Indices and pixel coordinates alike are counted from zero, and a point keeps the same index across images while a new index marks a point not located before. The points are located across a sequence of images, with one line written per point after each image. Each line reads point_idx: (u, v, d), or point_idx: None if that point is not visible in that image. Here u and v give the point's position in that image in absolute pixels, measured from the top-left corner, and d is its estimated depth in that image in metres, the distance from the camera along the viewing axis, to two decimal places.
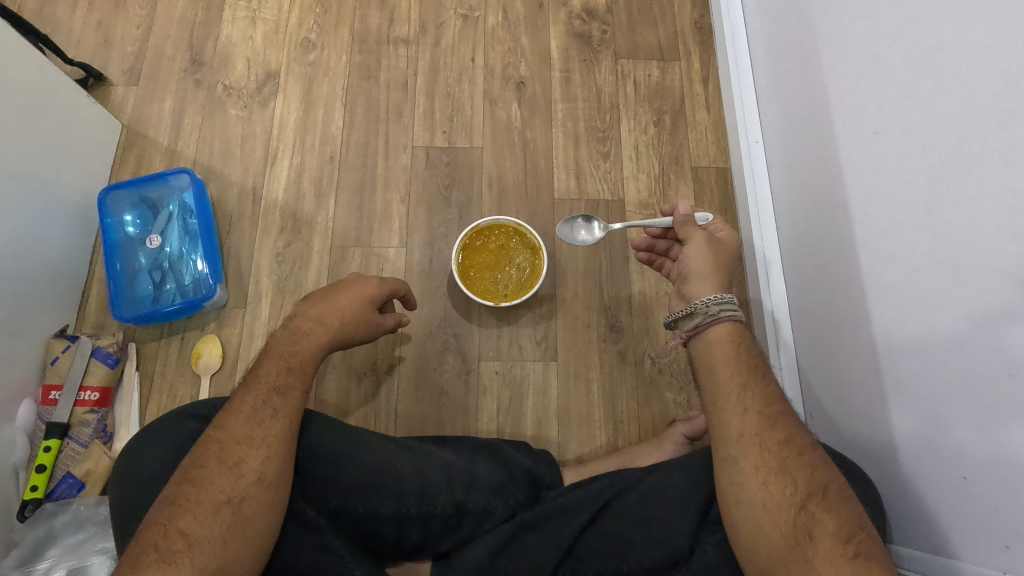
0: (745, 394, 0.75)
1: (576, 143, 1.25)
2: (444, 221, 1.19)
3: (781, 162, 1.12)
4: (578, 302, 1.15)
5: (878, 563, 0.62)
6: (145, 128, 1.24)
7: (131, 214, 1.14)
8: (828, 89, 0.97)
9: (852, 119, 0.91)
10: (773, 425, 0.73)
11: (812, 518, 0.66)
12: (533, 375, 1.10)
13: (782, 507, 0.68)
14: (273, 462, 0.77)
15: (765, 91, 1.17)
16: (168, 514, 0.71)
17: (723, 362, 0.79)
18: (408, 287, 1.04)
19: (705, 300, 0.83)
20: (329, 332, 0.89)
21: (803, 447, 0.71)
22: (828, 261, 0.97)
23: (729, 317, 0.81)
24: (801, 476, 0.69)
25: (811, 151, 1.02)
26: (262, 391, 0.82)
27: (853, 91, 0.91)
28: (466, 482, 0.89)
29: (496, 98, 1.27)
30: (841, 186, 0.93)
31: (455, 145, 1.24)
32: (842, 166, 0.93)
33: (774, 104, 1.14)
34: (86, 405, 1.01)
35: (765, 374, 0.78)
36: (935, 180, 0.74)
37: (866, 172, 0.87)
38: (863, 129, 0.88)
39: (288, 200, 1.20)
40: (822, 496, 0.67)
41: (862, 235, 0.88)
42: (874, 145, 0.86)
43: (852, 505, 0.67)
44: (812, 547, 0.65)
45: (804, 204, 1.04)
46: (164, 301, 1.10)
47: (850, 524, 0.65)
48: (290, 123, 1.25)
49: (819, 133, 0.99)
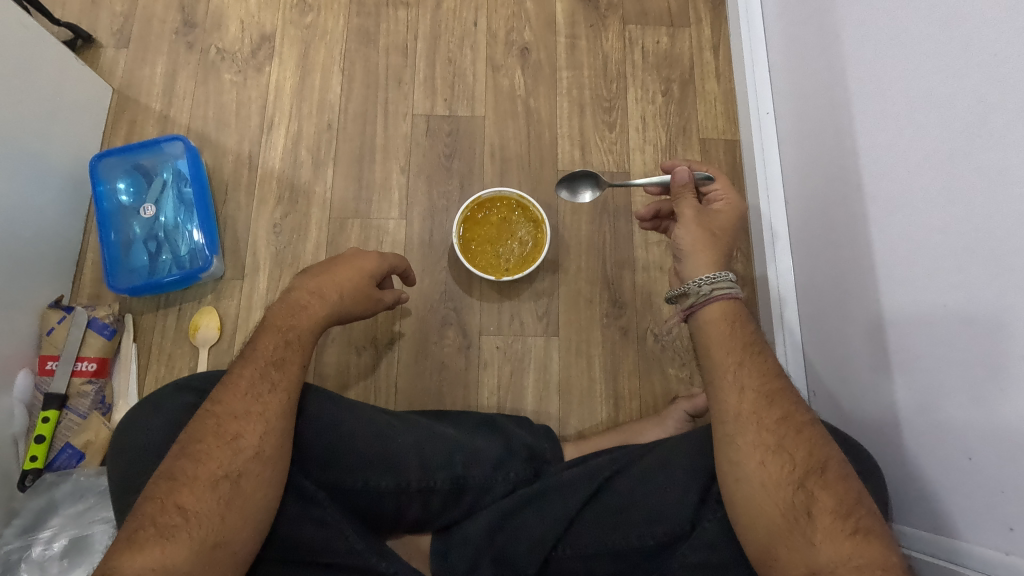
0: (741, 372, 0.74)
1: (581, 112, 1.22)
2: (445, 193, 1.16)
3: (793, 134, 1.08)
4: (581, 276, 1.13)
5: (877, 537, 0.64)
6: (136, 93, 1.20)
7: (124, 182, 1.11)
8: (845, 57, 0.93)
9: (869, 89, 0.87)
10: (771, 403, 0.72)
11: (812, 495, 0.67)
12: (535, 349, 1.10)
13: (781, 484, 0.68)
14: (271, 438, 0.77)
15: (778, 60, 1.13)
16: (165, 489, 0.72)
17: (719, 342, 0.77)
18: (407, 262, 1.02)
19: (697, 281, 0.80)
20: (328, 305, 0.88)
21: (802, 425, 0.71)
22: (838, 237, 0.95)
23: (724, 296, 0.79)
24: (800, 454, 0.69)
25: (824, 122, 0.98)
26: (259, 366, 0.81)
27: (872, 60, 0.87)
28: (467, 457, 0.89)
29: (499, 64, 1.23)
30: (855, 161, 0.90)
31: (456, 113, 1.20)
32: (858, 139, 0.90)
33: (788, 73, 1.10)
34: (83, 376, 1.00)
35: (761, 350, 0.77)
36: (955, 154, 0.72)
37: (882, 146, 0.84)
38: (881, 100, 0.85)
39: (285, 169, 1.17)
40: (821, 474, 0.68)
41: (875, 211, 0.85)
42: (891, 117, 0.82)
43: (850, 481, 0.68)
44: (812, 524, 0.65)
45: (815, 178, 1.01)
46: (161, 272, 1.09)
47: (849, 500, 0.66)
48: (286, 89, 1.21)
49: (834, 104, 0.95)
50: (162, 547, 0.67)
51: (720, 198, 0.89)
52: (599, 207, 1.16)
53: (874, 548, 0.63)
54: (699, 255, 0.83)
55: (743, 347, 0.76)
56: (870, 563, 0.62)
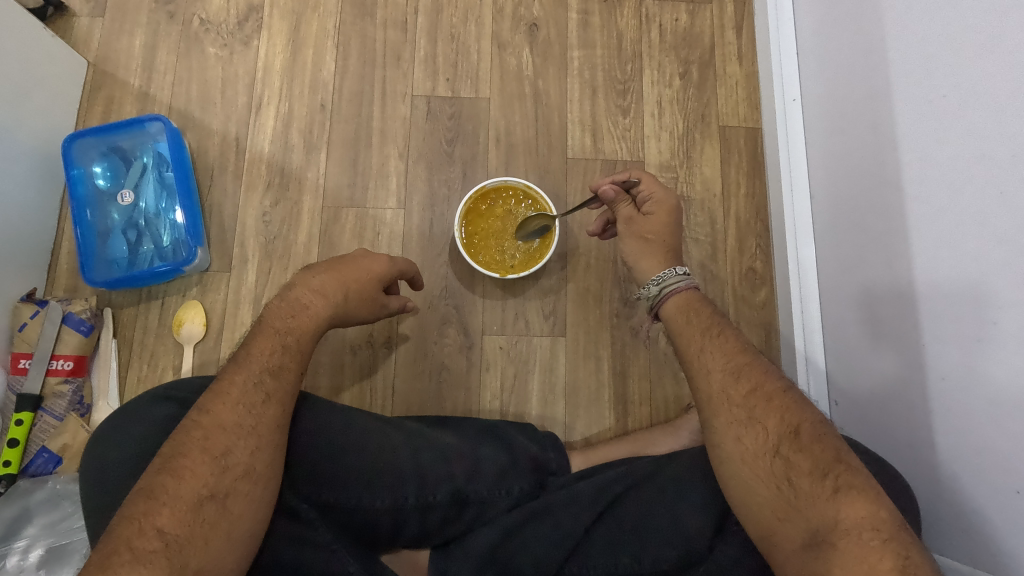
0: (704, 355, 0.72)
1: (592, 95, 1.13)
2: (447, 181, 1.09)
3: (822, 126, 1.00)
4: (590, 273, 1.06)
5: (862, 495, 0.58)
6: (113, 67, 1.11)
7: (101, 165, 1.03)
8: (887, 41, 0.85)
9: (914, 79, 0.79)
10: (736, 378, 0.69)
11: (789, 462, 0.63)
12: (540, 351, 1.04)
13: (758, 456, 0.64)
14: (264, 454, 0.71)
15: (808, 41, 1.05)
16: (144, 510, 0.65)
17: (681, 331, 0.77)
18: (416, 267, 0.95)
19: (645, 286, 0.82)
20: (331, 306, 0.81)
21: (772, 393, 0.66)
22: (871, 239, 0.88)
23: (673, 292, 0.79)
24: (771, 422, 0.65)
25: (859, 113, 0.91)
26: (253, 372, 0.75)
27: (919, 46, 0.79)
28: (468, 471, 0.83)
29: (505, 41, 1.14)
30: (893, 159, 0.83)
31: (459, 94, 1.12)
32: (898, 134, 0.82)
33: (819, 58, 1.01)
34: (59, 375, 0.94)
35: (721, 330, 0.74)
36: (1016, 157, 0.64)
37: (927, 144, 0.77)
38: (928, 93, 0.77)
39: (274, 153, 1.09)
40: (795, 438, 0.63)
41: (916, 214, 0.79)
42: (941, 111, 0.75)
43: (828, 439, 0.63)
44: (794, 493, 0.61)
45: (846, 174, 0.94)
46: (141, 264, 1.02)
47: (826, 458, 0.61)
48: (276, 65, 1.12)
49: (872, 93, 0.88)
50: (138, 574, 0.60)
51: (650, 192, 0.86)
52: None
53: (860, 507, 0.58)
54: (647, 258, 0.84)
55: (704, 333, 0.74)
56: (858, 526, 0.57)
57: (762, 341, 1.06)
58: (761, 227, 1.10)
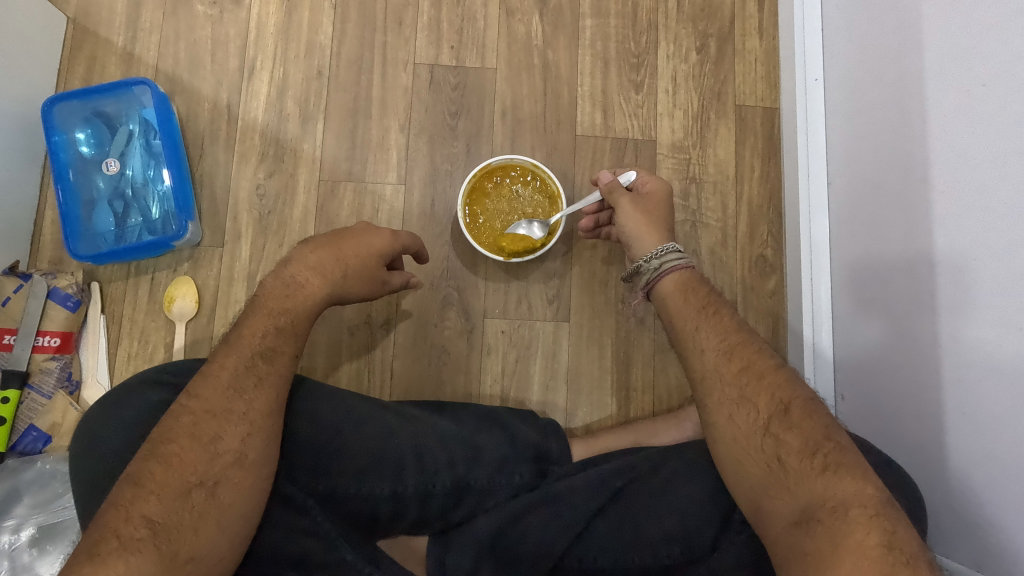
0: (699, 334, 0.68)
1: (605, 69, 1.08)
2: (450, 156, 1.04)
3: (845, 110, 0.96)
4: (595, 257, 1.03)
5: (850, 472, 0.57)
6: (95, 23, 1.04)
7: (84, 131, 0.98)
8: (923, 23, 0.79)
9: (950, 66, 0.75)
10: (730, 356, 0.66)
11: (779, 440, 0.60)
12: (543, 336, 1.01)
13: (749, 435, 0.62)
14: (256, 441, 0.67)
15: (835, 18, 0.99)
16: (131, 497, 0.62)
17: (676, 311, 0.72)
18: (422, 242, 0.91)
19: (647, 256, 0.77)
20: (330, 284, 0.77)
21: (765, 370, 0.64)
22: (892, 232, 0.85)
23: (672, 269, 0.75)
24: (763, 400, 0.62)
25: (887, 98, 0.86)
26: (245, 355, 0.71)
27: (959, 28, 0.74)
28: (469, 459, 0.81)
29: (514, 7, 1.08)
30: (921, 150, 0.79)
31: (464, 64, 1.06)
32: (928, 125, 0.78)
33: (847, 37, 0.96)
34: (46, 352, 0.91)
35: (717, 309, 0.70)
36: None
37: (959, 138, 0.73)
38: (964, 82, 0.73)
39: (268, 122, 1.04)
40: (786, 416, 0.61)
41: (942, 211, 0.75)
42: (978, 103, 0.71)
43: (819, 416, 0.61)
44: (784, 471, 0.59)
45: (868, 162, 0.90)
46: (129, 237, 0.97)
47: (816, 436, 0.59)
48: (269, 27, 1.05)
49: (903, 79, 0.83)
50: (126, 562, 0.57)
51: (647, 180, 0.86)
52: None
53: (847, 483, 0.57)
54: (646, 238, 0.80)
55: (700, 312, 0.70)
56: (847, 503, 0.56)
57: (770, 330, 1.04)
58: (774, 213, 1.07)
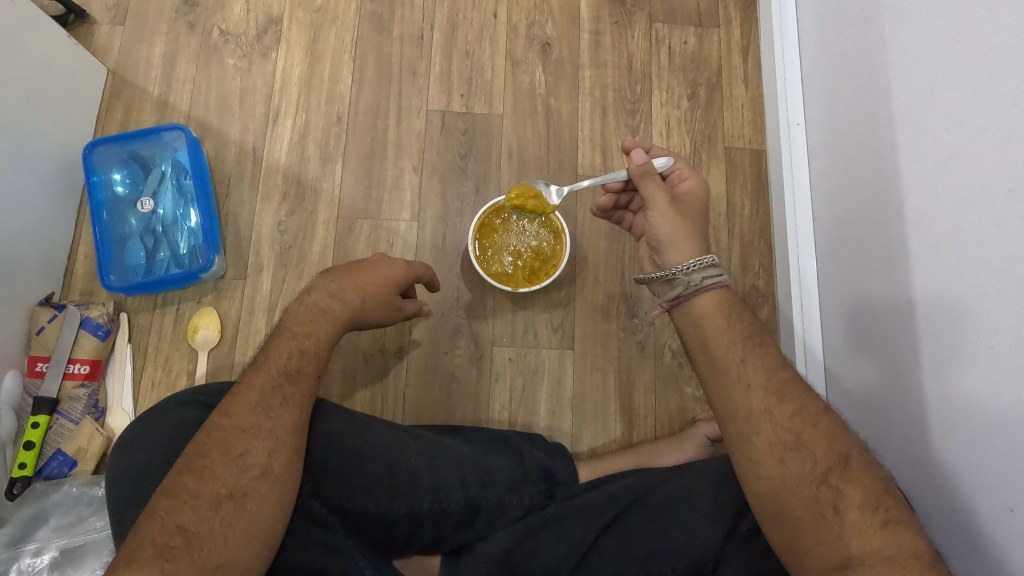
0: (744, 368, 0.66)
1: (603, 114, 1.16)
2: (460, 195, 1.11)
3: (826, 153, 1.04)
4: (597, 288, 1.09)
5: (907, 527, 0.57)
6: (132, 75, 1.13)
7: (120, 172, 1.05)
8: (891, 72, 0.87)
9: (917, 111, 0.82)
10: (782, 399, 0.64)
11: (837, 490, 0.59)
12: (548, 363, 1.06)
13: (803, 482, 0.60)
14: (281, 456, 0.71)
15: (813, 67, 1.08)
16: (166, 507, 0.66)
17: (716, 336, 0.68)
18: (434, 272, 0.97)
19: (685, 267, 0.71)
20: (350, 310, 0.82)
21: (818, 416, 0.63)
22: (873, 261, 0.91)
23: (714, 284, 0.70)
24: (820, 449, 0.61)
25: (863, 139, 0.94)
26: (272, 376, 0.76)
27: (919, 79, 0.82)
28: (481, 478, 0.85)
29: (519, 60, 1.17)
30: (894, 186, 0.86)
31: (473, 110, 1.15)
32: (899, 163, 0.85)
33: (825, 84, 1.05)
34: (75, 379, 0.96)
35: (762, 341, 0.68)
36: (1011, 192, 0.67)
37: (926, 175, 0.80)
38: (928, 125, 0.80)
39: (290, 163, 1.11)
40: (844, 466, 0.60)
41: (916, 241, 0.82)
42: (940, 144, 0.78)
43: (874, 467, 0.61)
44: (840, 522, 0.58)
45: (849, 197, 0.98)
46: (158, 270, 1.03)
47: (875, 489, 0.59)
48: (294, 77, 1.14)
49: (875, 122, 0.91)
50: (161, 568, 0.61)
51: (686, 175, 0.82)
52: None
53: (905, 538, 0.56)
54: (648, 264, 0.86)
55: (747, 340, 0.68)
56: (903, 556, 0.55)
57: None
58: (764, 247, 1.14)
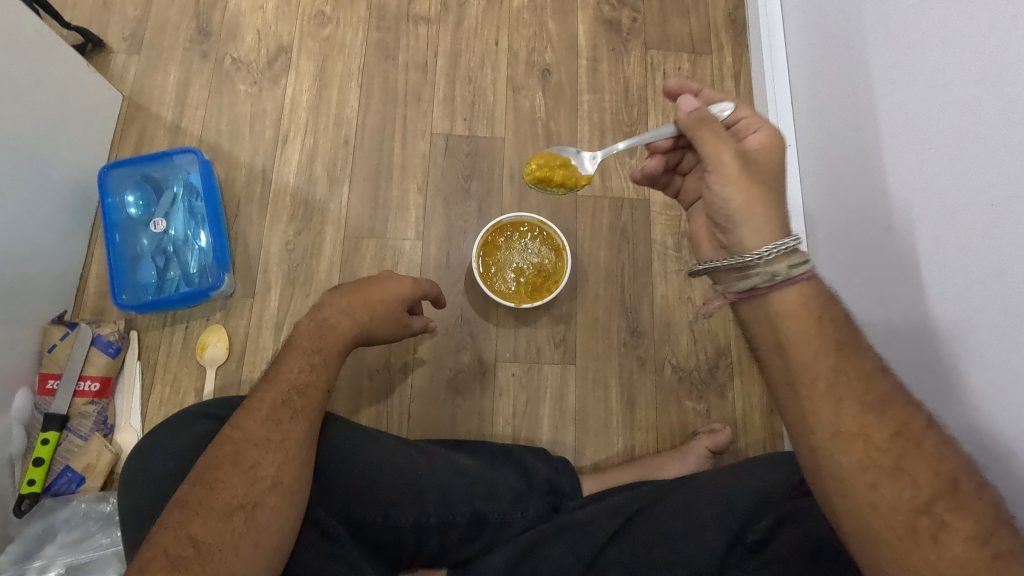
0: (835, 378, 0.55)
1: (601, 136, 1.20)
2: (463, 215, 1.14)
3: (816, 162, 1.08)
4: (598, 304, 1.12)
5: None
6: (146, 101, 1.17)
7: (134, 194, 1.08)
8: (874, 90, 0.91)
9: (898, 125, 0.85)
10: (879, 414, 0.53)
11: (942, 523, 0.49)
12: (551, 378, 1.08)
13: (897, 510, 0.51)
14: (291, 468, 0.73)
15: (803, 88, 1.12)
16: (178, 519, 0.67)
17: (802, 337, 0.57)
18: (440, 288, 1.00)
19: (768, 254, 0.58)
20: (358, 325, 0.85)
21: (922, 435, 0.53)
22: (866, 271, 0.93)
23: (806, 276, 0.58)
24: (924, 474, 0.51)
25: (852, 155, 0.97)
26: (283, 390, 0.77)
27: (898, 93, 0.85)
28: (486, 491, 0.86)
29: (519, 85, 1.21)
30: (881, 198, 0.89)
31: (476, 133, 1.19)
32: (886, 176, 0.88)
33: (814, 104, 1.08)
34: (85, 397, 0.97)
35: (856, 344, 0.57)
36: (989, 199, 0.69)
37: (910, 186, 0.82)
38: (910, 138, 0.83)
39: (298, 185, 1.14)
40: (953, 494, 0.50)
41: (904, 251, 0.84)
42: (920, 157, 0.81)
43: (986, 495, 0.51)
44: (941, 559, 0.48)
45: (840, 210, 1.00)
46: (168, 288, 1.06)
47: (988, 522, 0.49)
48: (303, 102, 1.18)
49: (862, 138, 0.94)
50: None
51: (755, 124, 0.69)
52: (618, 235, 1.15)
53: None
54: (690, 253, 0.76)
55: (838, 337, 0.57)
56: None
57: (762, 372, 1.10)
58: None
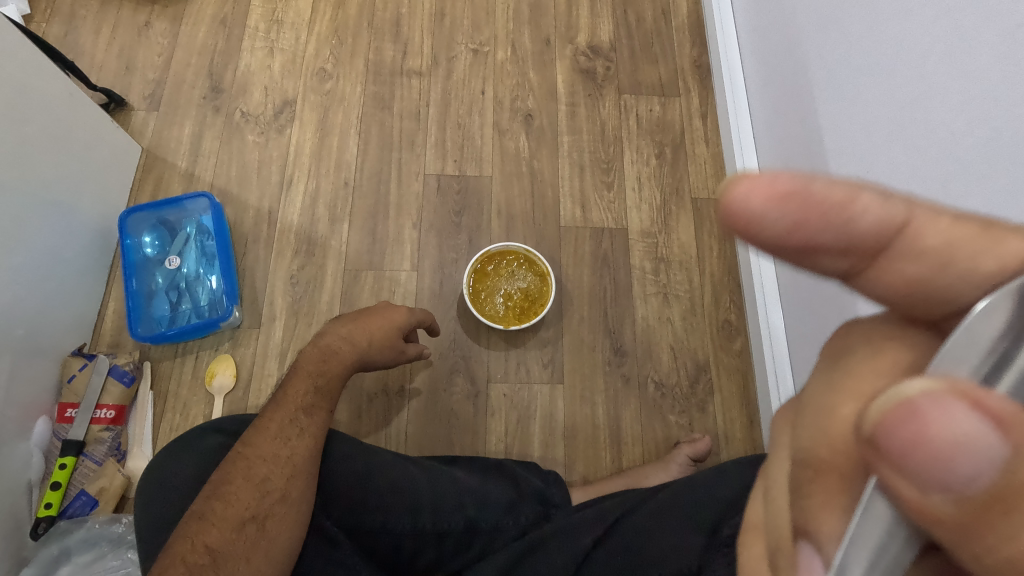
0: None
1: (581, 173, 1.31)
2: (455, 247, 1.23)
3: (772, 166, 1.16)
4: (583, 326, 1.19)
5: None
6: (163, 152, 1.28)
7: (150, 235, 1.17)
8: (812, 87, 1.01)
9: (831, 114, 0.94)
10: None
11: None
12: (541, 397, 1.14)
13: None
14: (298, 481, 0.78)
15: (757, 109, 1.23)
16: (195, 529, 0.72)
17: None
18: (433, 318, 1.09)
19: None
20: (358, 350, 0.93)
21: None
22: (816, 243, 0.98)
23: None
24: None
25: (800, 148, 1.05)
26: (289, 410, 0.84)
27: (829, 87, 0.95)
28: (478, 501, 0.91)
29: (504, 129, 1.33)
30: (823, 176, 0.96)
31: (465, 173, 1.29)
32: (825, 157, 0.95)
33: (767, 118, 1.19)
34: (101, 423, 1.03)
35: None
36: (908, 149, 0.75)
37: (845, 161, 0.89)
38: (841, 123, 0.91)
39: (302, 224, 1.24)
40: None
41: None
42: (850, 134, 0.88)
43: None
44: None
45: None
46: (181, 321, 1.13)
47: None
48: (306, 149, 1.29)
49: (806, 129, 1.03)
50: None
51: None
52: (600, 261, 1.24)
53: None
54: None
55: None
56: None
57: (741, 386, 1.17)
58: (734, 284, 1.24)
